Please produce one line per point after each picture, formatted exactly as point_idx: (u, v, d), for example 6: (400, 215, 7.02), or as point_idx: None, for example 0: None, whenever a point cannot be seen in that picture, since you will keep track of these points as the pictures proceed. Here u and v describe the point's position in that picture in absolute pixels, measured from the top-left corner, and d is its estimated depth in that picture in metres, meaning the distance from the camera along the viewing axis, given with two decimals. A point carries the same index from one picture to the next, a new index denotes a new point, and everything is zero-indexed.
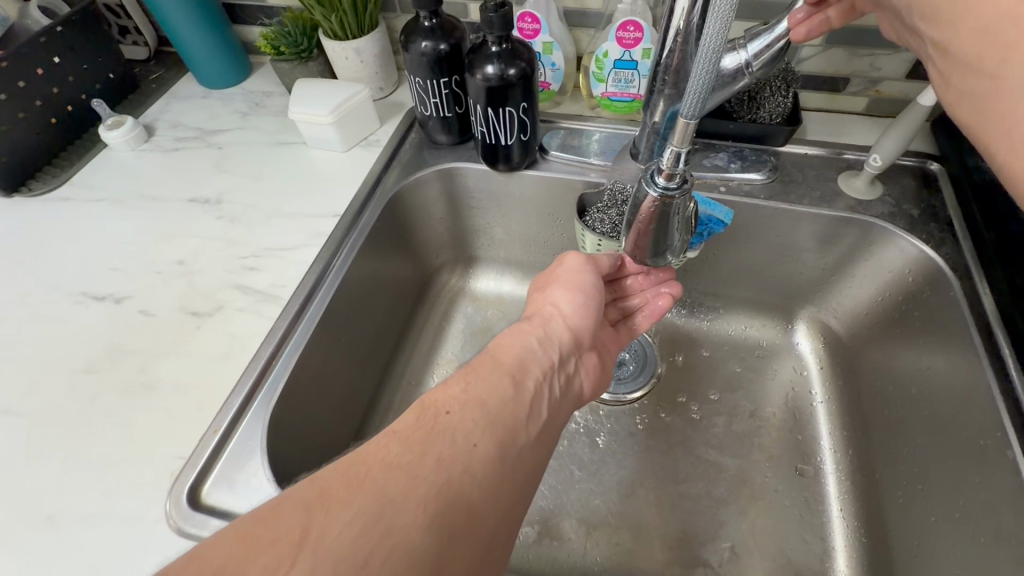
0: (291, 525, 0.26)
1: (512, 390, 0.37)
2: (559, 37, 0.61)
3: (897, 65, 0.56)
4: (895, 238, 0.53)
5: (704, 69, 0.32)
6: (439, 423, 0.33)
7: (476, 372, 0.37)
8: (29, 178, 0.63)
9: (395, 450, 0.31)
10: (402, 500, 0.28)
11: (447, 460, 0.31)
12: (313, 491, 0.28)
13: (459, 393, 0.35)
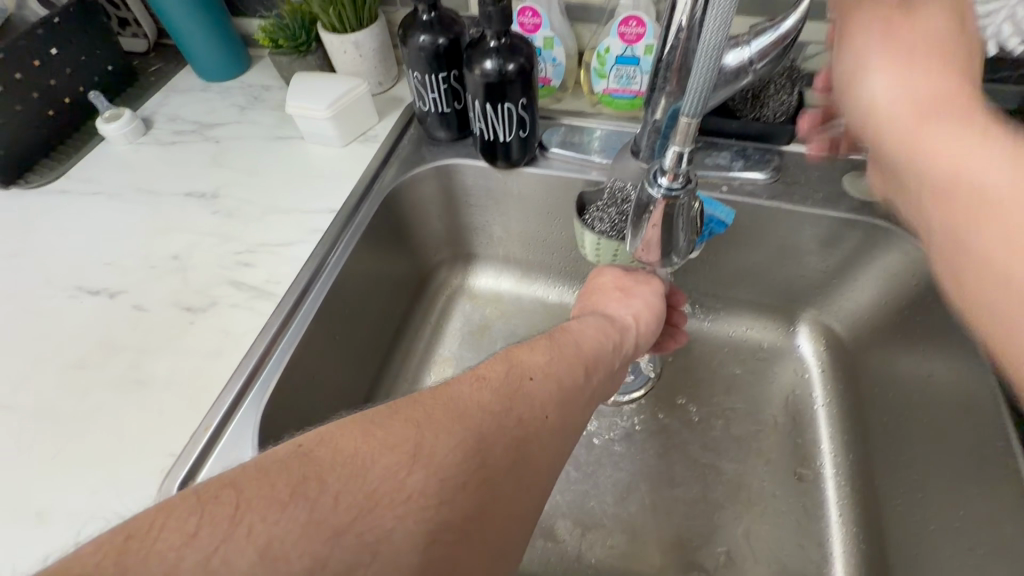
0: (405, 438, 0.28)
1: (587, 363, 0.38)
2: (560, 32, 0.60)
3: None
4: (900, 241, 0.52)
5: (705, 69, 0.32)
6: (524, 386, 0.33)
7: (554, 346, 0.38)
8: (26, 170, 0.63)
9: (488, 389, 0.32)
10: (487, 445, 0.30)
11: (527, 421, 0.32)
12: (422, 412, 0.30)
13: (544, 357, 0.36)
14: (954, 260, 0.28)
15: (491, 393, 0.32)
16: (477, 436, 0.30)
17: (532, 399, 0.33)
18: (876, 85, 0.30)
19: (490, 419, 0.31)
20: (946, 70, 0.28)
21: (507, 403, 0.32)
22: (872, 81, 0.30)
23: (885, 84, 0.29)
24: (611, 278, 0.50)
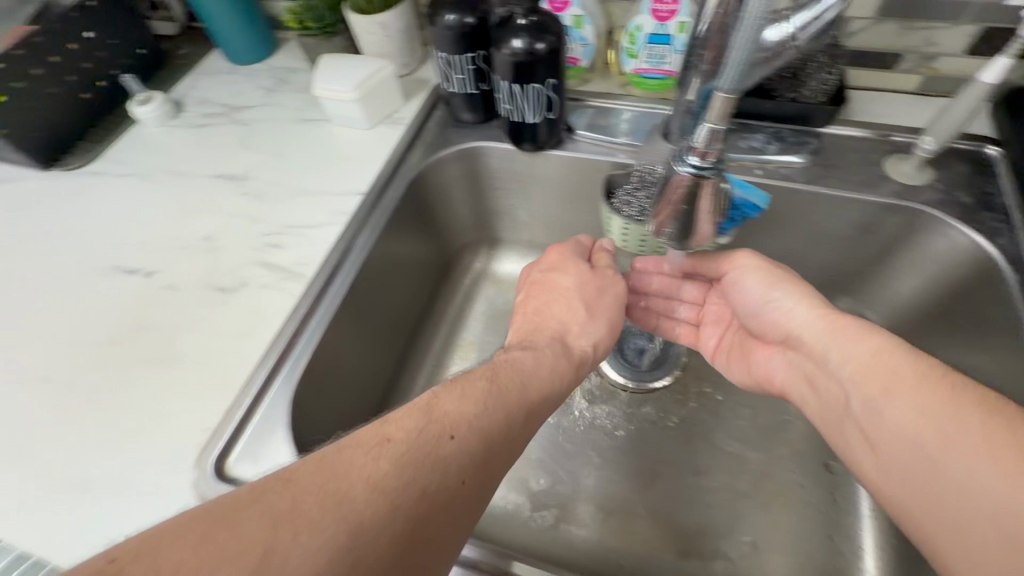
0: (255, 537, 0.25)
1: (509, 411, 0.37)
2: (590, 10, 0.58)
3: (956, 40, 0.52)
4: (945, 227, 0.49)
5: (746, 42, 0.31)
6: (438, 450, 0.31)
7: (472, 395, 0.36)
8: (64, 152, 0.64)
9: (392, 452, 0.30)
10: (385, 517, 0.28)
11: (431, 493, 0.30)
12: (290, 499, 0.27)
13: (461, 410, 0.34)
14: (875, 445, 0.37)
15: (393, 458, 0.30)
16: (373, 507, 0.28)
17: (439, 463, 0.31)
18: (790, 308, 0.46)
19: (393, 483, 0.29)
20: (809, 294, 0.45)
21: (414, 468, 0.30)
22: (785, 305, 0.46)
23: (776, 299, 0.47)
24: (581, 291, 0.50)
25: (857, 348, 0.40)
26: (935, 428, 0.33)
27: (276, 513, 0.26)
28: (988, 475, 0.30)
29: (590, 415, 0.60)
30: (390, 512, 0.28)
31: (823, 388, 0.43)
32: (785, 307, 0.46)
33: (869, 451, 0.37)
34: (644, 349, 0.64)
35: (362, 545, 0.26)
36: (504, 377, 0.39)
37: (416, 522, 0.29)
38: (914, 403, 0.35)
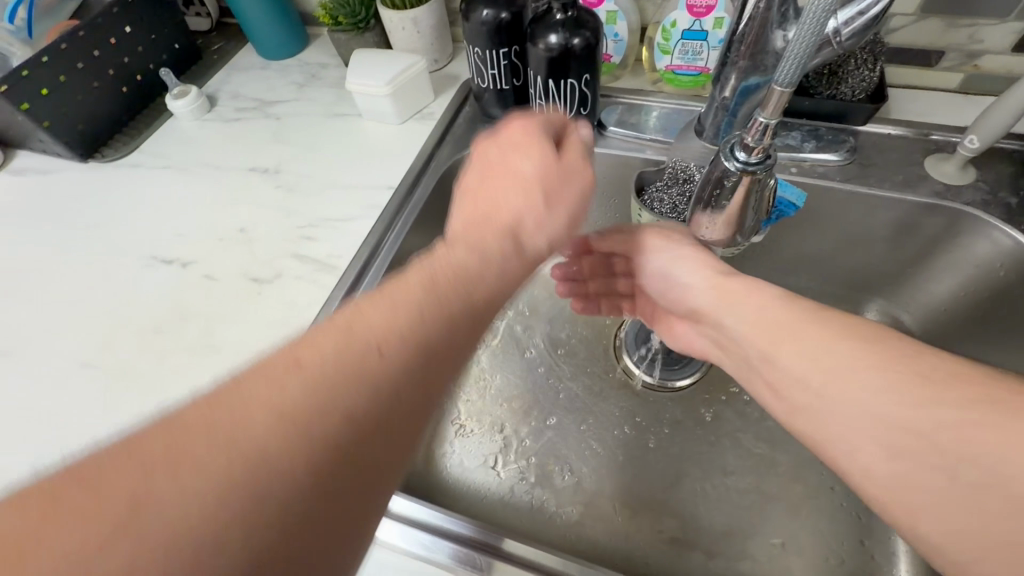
0: (120, 491, 0.20)
1: (456, 313, 0.30)
2: (624, 6, 0.58)
3: (1002, 37, 0.51)
4: (988, 228, 0.48)
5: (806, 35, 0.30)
6: (360, 365, 0.26)
7: (405, 298, 0.29)
8: (103, 145, 0.66)
9: (270, 406, 0.23)
10: (272, 489, 0.22)
11: (354, 416, 0.25)
12: (159, 446, 0.21)
13: (389, 318, 0.28)
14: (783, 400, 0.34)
15: (276, 416, 0.23)
16: (249, 482, 0.21)
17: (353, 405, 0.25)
18: (671, 262, 0.42)
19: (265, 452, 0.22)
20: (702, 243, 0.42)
21: (304, 416, 0.23)
22: (671, 260, 0.42)
23: (659, 254, 0.43)
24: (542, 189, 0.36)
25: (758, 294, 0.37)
26: (829, 375, 0.31)
27: (89, 505, 0.19)
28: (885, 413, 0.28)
29: (616, 413, 0.60)
30: (272, 484, 0.22)
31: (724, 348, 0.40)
32: (664, 259, 0.42)
33: (784, 410, 0.34)
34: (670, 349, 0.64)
35: (238, 530, 0.21)
36: (450, 269, 0.32)
37: (323, 483, 0.23)
38: (801, 347, 0.33)
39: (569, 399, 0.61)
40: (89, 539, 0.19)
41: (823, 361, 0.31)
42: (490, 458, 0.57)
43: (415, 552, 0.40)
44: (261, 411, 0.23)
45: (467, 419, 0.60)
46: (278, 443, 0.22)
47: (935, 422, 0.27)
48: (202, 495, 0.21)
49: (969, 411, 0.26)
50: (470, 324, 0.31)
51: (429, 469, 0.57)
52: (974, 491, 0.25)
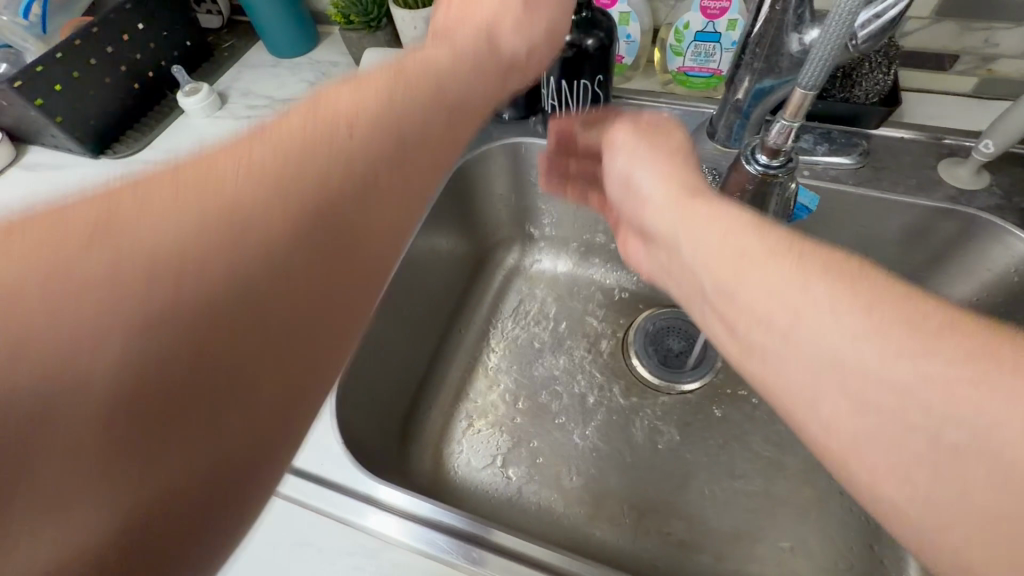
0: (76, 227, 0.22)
1: (427, 109, 0.31)
2: (636, 7, 0.58)
3: (1018, 41, 0.50)
4: (1003, 234, 0.48)
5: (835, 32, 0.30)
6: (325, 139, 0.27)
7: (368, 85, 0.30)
8: (114, 141, 0.66)
9: (219, 180, 0.24)
10: (211, 246, 0.23)
11: (326, 182, 0.26)
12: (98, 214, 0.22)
13: (355, 101, 0.28)
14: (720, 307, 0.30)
15: (228, 188, 0.24)
16: (194, 232, 0.23)
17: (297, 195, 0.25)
18: (639, 175, 0.36)
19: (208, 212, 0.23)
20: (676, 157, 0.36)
21: (255, 194, 0.24)
22: (635, 174, 0.36)
23: (639, 185, 0.36)
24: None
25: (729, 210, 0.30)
26: (800, 320, 0.25)
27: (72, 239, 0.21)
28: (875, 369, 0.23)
29: (624, 414, 0.60)
30: (212, 242, 0.23)
31: (675, 269, 0.34)
32: (624, 174, 0.38)
33: (729, 337, 0.30)
34: (677, 351, 0.64)
35: (166, 280, 0.22)
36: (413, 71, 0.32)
37: (260, 261, 0.24)
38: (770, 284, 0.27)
39: (577, 400, 0.61)
40: (41, 274, 0.20)
41: (802, 305, 0.25)
42: (497, 459, 0.57)
43: (408, 542, 0.37)
44: (218, 174, 0.24)
45: (475, 418, 0.60)
46: (225, 203, 0.24)
47: (929, 413, 0.22)
48: (154, 227, 0.22)
49: (958, 369, 0.22)
50: (428, 158, 0.31)
51: (437, 468, 0.57)
52: (949, 469, 0.22)
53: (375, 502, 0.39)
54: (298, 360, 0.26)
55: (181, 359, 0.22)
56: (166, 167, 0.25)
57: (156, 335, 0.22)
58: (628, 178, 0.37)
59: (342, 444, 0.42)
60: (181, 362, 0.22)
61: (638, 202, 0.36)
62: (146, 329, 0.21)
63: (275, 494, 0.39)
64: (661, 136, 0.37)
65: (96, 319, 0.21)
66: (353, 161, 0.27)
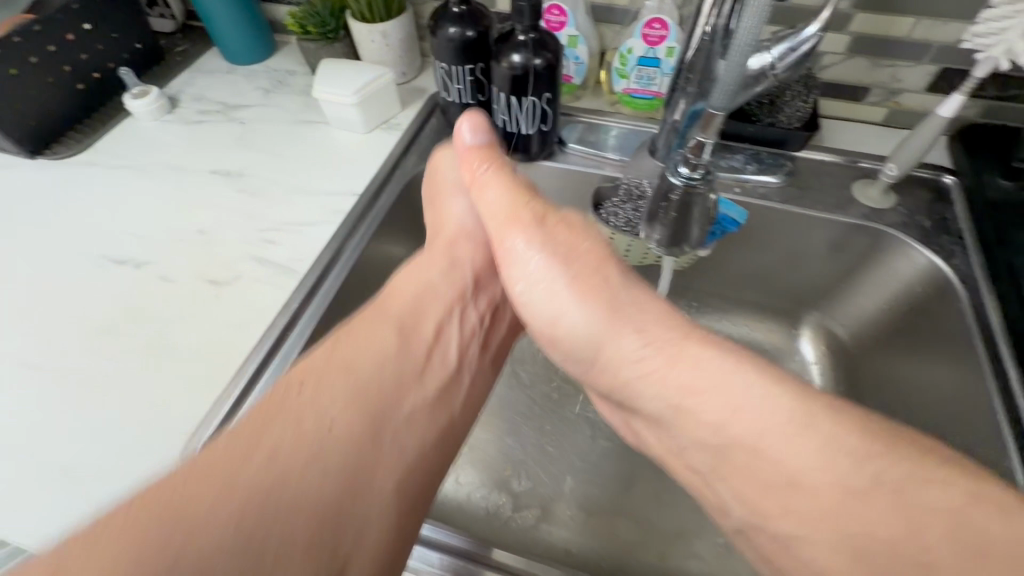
0: None
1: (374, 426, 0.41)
2: (585, 31, 0.61)
3: (919, 78, 0.56)
4: (907, 248, 0.52)
5: (742, 50, 0.40)
6: (290, 404, 0.39)
7: (315, 380, 0.41)
8: (53, 141, 0.63)
9: (292, 424, 0.38)
10: (268, 535, 0.35)
11: (302, 428, 0.38)
12: (179, 533, 0.33)
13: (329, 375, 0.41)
14: (688, 434, 0.35)
15: (285, 429, 0.38)
16: (290, 448, 0.37)
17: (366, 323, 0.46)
18: (578, 318, 0.39)
19: (429, 389, 0.46)
20: (597, 266, 0.40)
21: (274, 416, 0.39)
22: (574, 314, 0.39)
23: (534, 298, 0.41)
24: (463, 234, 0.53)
25: (709, 364, 0.34)
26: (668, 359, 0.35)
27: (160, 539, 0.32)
28: (831, 467, 0.30)
29: (573, 419, 0.62)
30: (290, 447, 0.37)
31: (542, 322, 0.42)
32: (557, 291, 0.40)
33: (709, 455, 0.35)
34: None
35: (223, 454, 0.36)
36: None
37: None
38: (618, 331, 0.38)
39: (530, 406, 0.63)
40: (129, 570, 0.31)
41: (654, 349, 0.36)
42: None
43: None
44: (224, 505, 0.34)
45: None
46: (369, 391, 0.42)
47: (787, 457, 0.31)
48: (239, 473, 0.36)
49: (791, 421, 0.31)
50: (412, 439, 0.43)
51: None
52: None
53: None
54: (308, 461, 0.37)
55: (243, 529, 0.34)
56: (254, 410, 0.39)
57: (235, 478, 0.35)
58: (561, 301, 0.39)
59: None
60: (239, 562, 0.33)
61: (613, 347, 0.37)
62: (237, 479, 0.35)
63: None
64: (574, 231, 0.41)
65: (230, 544, 0.33)
66: (347, 344, 0.43)
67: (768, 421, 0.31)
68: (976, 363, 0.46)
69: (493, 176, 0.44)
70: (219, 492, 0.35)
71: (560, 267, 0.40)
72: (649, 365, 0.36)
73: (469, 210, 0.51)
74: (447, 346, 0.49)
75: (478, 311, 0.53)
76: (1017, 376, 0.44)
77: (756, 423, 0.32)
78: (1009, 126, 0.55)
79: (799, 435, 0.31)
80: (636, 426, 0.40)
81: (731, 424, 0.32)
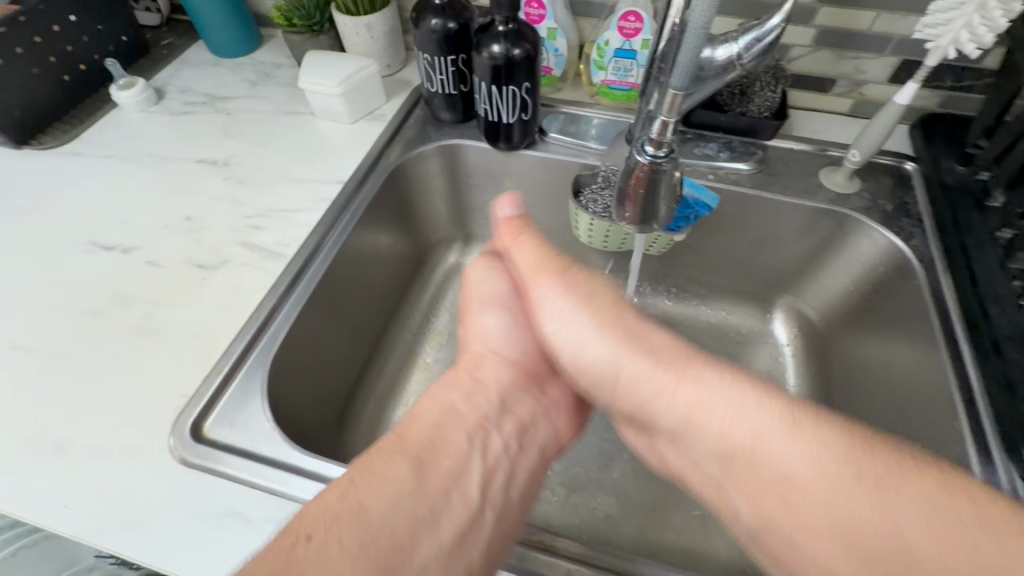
0: None
1: (432, 509, 0.36)
2: (564, 24, 0.63)
3: (881, 69, 0.59)
4: (868, 230, 0.55)
5: (692, 46, 0.38)
6: (320, 533, 0.31)
7: (368, 469, 0.35)
8: (39, 132, 0.64)
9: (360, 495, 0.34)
10: None
11: (364, 515, 0.33)
12: None
13: (379, 482, 0.35)
14: (793, 516, 0.32)
15: (405, 461, 0.37)
16: (342, 553, 0.31)
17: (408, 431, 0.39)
18: (600, 350, 0.39)
19: (507, 431, 0.42)
20: (615, 301, 0.41)
21: (397, 451, 0.37)
22: (595, 347, 0.40)
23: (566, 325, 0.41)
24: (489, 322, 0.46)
25: (718, 386, 0.35)
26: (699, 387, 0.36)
27: None
28: (852, 483, 0.31)
29: None
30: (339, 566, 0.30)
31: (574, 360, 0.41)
32: (579, 334, 0.40)
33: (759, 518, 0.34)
34: None
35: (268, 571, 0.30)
36: None
37: None
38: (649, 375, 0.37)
39: None
40: None
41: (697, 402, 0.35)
42: None
43: None
44: None
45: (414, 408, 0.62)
46: (465, 424, 0.41)
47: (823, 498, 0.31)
48: (381, 515, 0.33)
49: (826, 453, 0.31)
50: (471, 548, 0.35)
51: None
52: None
53: (299, 472, 0.39)
54: None
55: None
56: (314, 503, 0.33)
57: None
58: (583, 333, 0.40)
59: (273, 421, 0.42)
60: None
61: (630, 373, 0.38)
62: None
63: (202, 470, 0.40)
64: (589, 272, 0.42)
65: None
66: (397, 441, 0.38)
67: (793, 461, 0.32)
68: (932, 336, 0.47)
69: (525, 238, 0.43)
70: (371, 530, 0.32)
71: (576, 301, 0.41)
72: (658, 383, 0.37)
73: (502, 329, 0.46)
74: (471, 476, 0.38)
75: (502, 435, 0.42)
76: (969, 350, 0.45)
77: (775, 450, 0.32)
78: (964, 115, 0.58)
79: (812, 449, 0.32)
80: (651, 442, 0.40)
81: (784, 468, 0.32)
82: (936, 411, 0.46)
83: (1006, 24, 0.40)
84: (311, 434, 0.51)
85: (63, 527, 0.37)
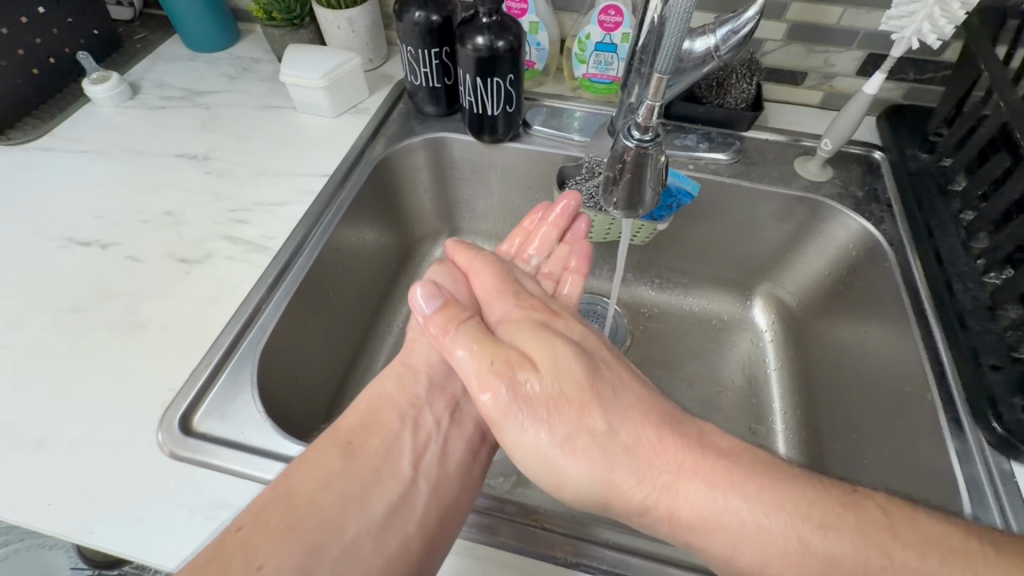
0: None
1: (359, 493, 0.36)
2: (546, 18, 0.64)
3: (848, 63, 0.62)
4: (842, 216, 0.57)
5: (677, 29, 0.39)
6: (238, 533, 0.32)
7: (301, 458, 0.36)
8: (7, 127, 0.62)
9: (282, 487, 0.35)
10: None
11: (289, 500, 0.34)
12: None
13: (301, 472, 0.36)
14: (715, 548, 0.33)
15: (333, 446, 0.37)
16: (264, 543, 0.32)
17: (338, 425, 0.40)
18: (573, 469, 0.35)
19: (439, 407, 0.42)
20: (583, 412, 0.35)
21: (326, 439, 0.38)
22: (568, 465, 0.35)
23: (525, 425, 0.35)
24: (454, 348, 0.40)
25: (701, 493, 0.33)
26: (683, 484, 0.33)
27: None
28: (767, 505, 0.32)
29: None
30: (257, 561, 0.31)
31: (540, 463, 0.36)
32: (547, 452, 0.35)
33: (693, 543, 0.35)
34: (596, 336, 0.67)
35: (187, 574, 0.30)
36: None
37: None
38: (633, 472, 0.34)
39: None
40: None
41: (688, 482, 0.33)
42: None
43: None
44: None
45: None
46: (397, 406, 0.41)
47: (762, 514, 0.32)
48: (309, 497, 0.34)
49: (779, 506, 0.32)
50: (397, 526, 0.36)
51: None
52: None
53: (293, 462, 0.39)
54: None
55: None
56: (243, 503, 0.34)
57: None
58: (547, 444, 0.35)
59: (263, 412, 0.42)
60: None
61: (613, 484, 0.34)
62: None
63: (192, 464, 0.39)
64: (547, 370, 0.35)
65: None
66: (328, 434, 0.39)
67: (773, 541, 0.32)
68: (904, 316, 0.50)
69: (463, 330, 0.36)
70: (298, 513, 0.34)
71: (546, 426, 0.35)
72: (644, 495, 0.34)
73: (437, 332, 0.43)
74: (402, 455, 0.39)
75: (434, 412, 0.42)
76: (939, 329, 0.47)
77: (701, 498, 0.33)
78: (925, 106, 0.61)
79: (761, 518, 0.32)
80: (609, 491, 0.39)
81: (733, 533, 0.32)
82: (906, 383, 0.48)
83: (964, 16, 0.43)
84: (304, 427, 0.51)
85: (45, 526, 0.36)
